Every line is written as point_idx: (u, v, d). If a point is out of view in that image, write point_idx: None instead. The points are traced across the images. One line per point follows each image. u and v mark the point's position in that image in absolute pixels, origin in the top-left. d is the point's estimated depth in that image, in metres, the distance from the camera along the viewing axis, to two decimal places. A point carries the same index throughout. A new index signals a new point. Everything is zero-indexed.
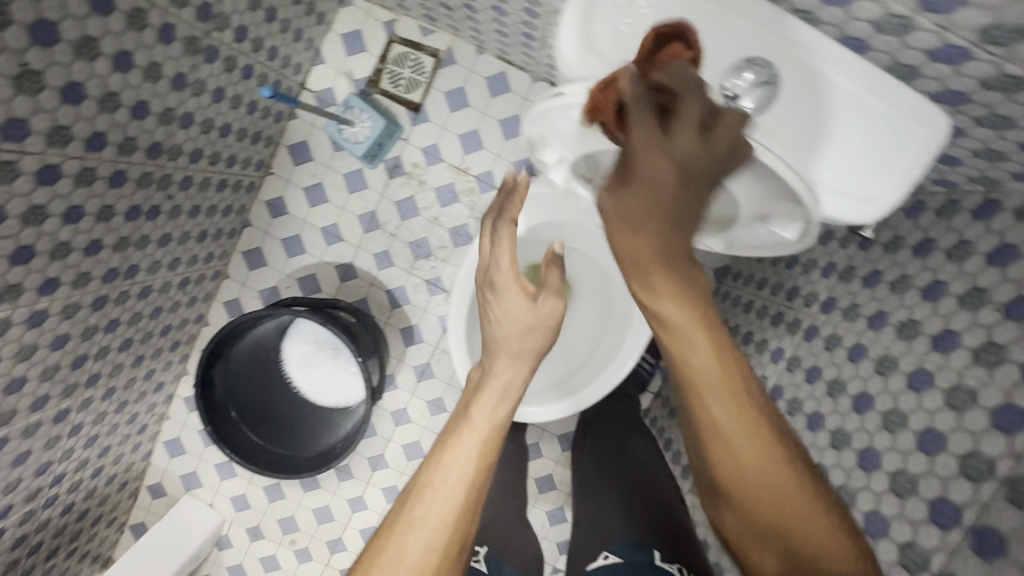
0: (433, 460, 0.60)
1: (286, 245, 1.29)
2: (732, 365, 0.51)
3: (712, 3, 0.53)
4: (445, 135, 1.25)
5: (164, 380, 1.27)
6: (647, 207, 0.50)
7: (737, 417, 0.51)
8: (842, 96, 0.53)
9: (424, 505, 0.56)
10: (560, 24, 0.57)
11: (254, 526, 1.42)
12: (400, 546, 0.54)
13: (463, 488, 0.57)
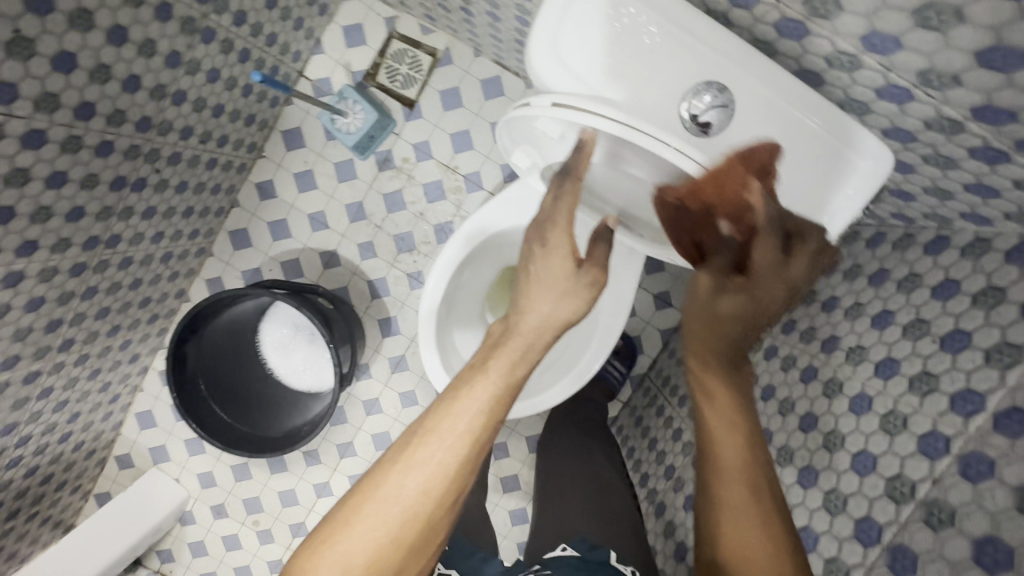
0: (438, 409, 0.56)
1: (272, 228, 1.31)
2: (757, 442, 0.57)
3: (672, 26, 0.55)
4: (437, 133, 1.27)
5: (140, 351, 1.28)
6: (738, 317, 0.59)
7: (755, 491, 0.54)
8: (806, 131, 0.56)
9: (423, 457, 0.54)
10: (531, 39, 0.60)
11: (219, 504, 1.43)
12: (392, 491, 0.53)
13: (467, 451, 0.54)
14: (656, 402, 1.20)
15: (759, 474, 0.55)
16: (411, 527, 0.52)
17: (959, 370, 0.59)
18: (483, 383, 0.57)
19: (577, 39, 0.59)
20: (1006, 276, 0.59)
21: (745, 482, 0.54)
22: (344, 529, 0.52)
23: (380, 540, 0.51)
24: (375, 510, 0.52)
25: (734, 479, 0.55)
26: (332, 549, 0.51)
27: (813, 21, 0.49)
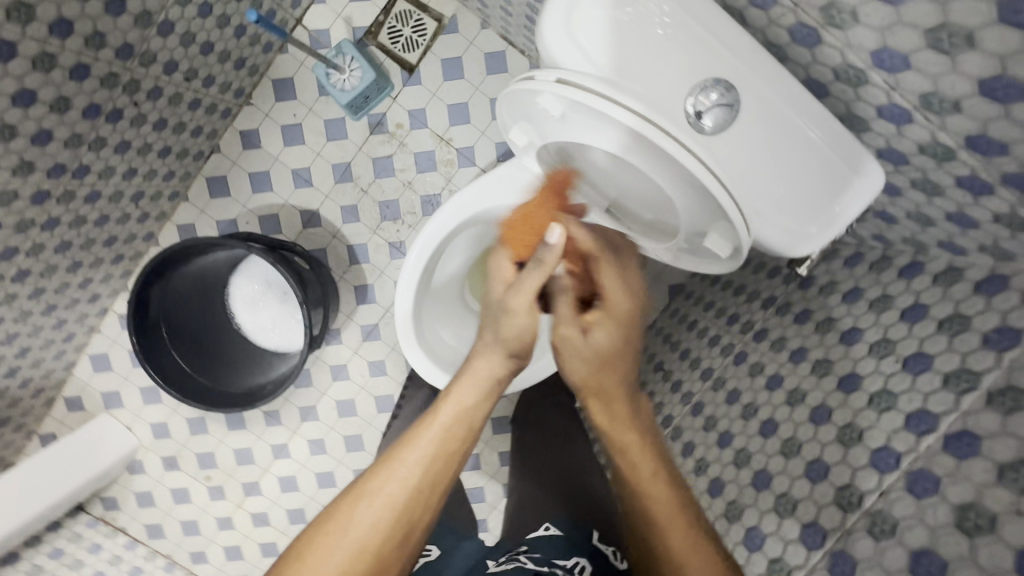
0: (383, 460, 0.63)
1: (252, 179, 1.26)
2: (657, 464, 0.66)
3: (691, 19, 0.54)
4: (434, 102, 1.24)
5: (101, 292, 1.23)
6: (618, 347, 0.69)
7: (670, 509, 0.63)
8: (807, 142, 0.56)
9: (368, 504, 0.60)
10: (545, 9, 0.58)
11: (171, 456, 1.40)
12: (336, 535, 0.59)
13: (405, 498, 0.61)
14: None
15: (674, 491, 0.65)
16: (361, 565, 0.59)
17: (917, 392, 0.61)
18: (423, 432, 0.64)
19: (593, 19, 0.57)
20: (974, 306, 0.62)
21: (665, 507, 0.63)
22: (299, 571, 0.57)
23: (337, 567, 0.58)
24: (332, 540, 0.59)
25: (659, 515, 0.63)
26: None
27: (828, 29, 0.49)
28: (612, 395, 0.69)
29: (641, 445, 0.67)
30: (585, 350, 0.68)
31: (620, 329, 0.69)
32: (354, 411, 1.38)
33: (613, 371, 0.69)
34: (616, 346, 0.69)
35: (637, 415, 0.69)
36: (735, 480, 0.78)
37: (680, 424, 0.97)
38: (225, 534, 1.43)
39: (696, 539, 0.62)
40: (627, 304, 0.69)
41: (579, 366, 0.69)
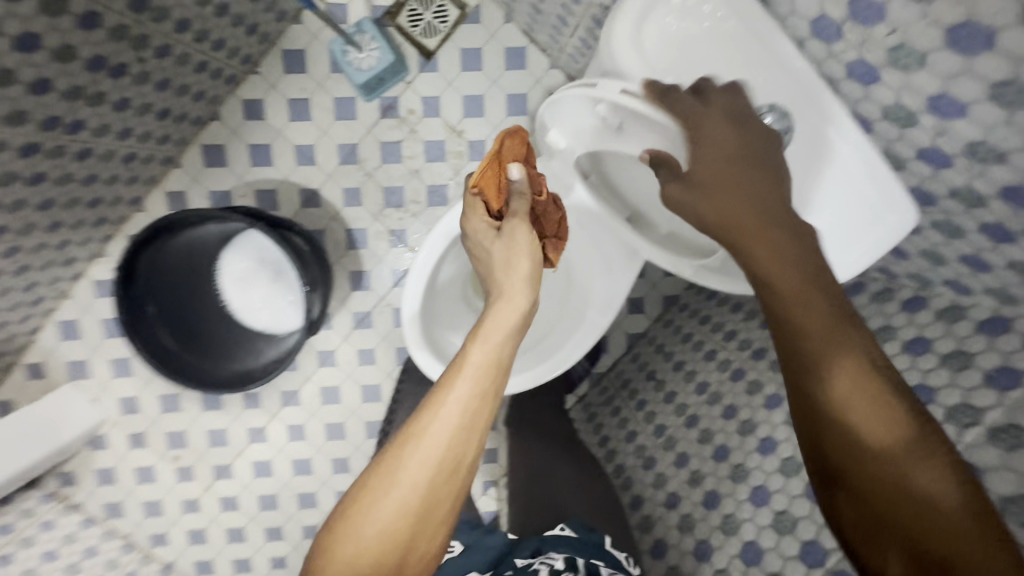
0: (426, 405, 0.59)
1: (251, 151, 1.21)
2: (817, 296, 0.50)
3: (755, 43, 0.55)
4: (450, 92, 1.22)
5: (78, 256, 1.16)
6: (732, 166, 0.54)
7: (833, 352, 0.49)
8: (847, 175, 0.57)
9: (415, 454, 0.56)
10: (617, 15, 0.59)
11: (138, 433, 1.33)
12: (384, 488, 0.56)
13: (446, 445, 0.57)
14: (613, 402, 1.23)
15: (840, 336, 0.49)
16: (417, 511, 0.56)
17: None
18: (460, 376, 0.59)
19: (660, 34, 0.59)
20: (975, 344, 0.65)
21: (826, 353, 0.49)
22: (352, 529, 0.55)
23: (402, 507, 0.56)
24: (393, 483, 0.56)
25: (820, 361, 0.49)
26: (364, 519, 0.56)
27: (889, 70, 0.49)
28: (759, 228, 0.53)
29: (797, 279, 0.51)
30: (705, 177, 0.55)
31: (740, 154, 0.54)
32: (339, 399, 1.35)
33: (750, 201, 0.53)
34: (748, 163, 0.54)
35: (799, 243, 0.52)
36: (732, 494, 0.82)
37: (674, 433, 0.99)
38: (191, 516, 1.38)
39: (860, 386, 0.48)
40: (733, 147, 0.54)
41: (706, 205, 0.55)
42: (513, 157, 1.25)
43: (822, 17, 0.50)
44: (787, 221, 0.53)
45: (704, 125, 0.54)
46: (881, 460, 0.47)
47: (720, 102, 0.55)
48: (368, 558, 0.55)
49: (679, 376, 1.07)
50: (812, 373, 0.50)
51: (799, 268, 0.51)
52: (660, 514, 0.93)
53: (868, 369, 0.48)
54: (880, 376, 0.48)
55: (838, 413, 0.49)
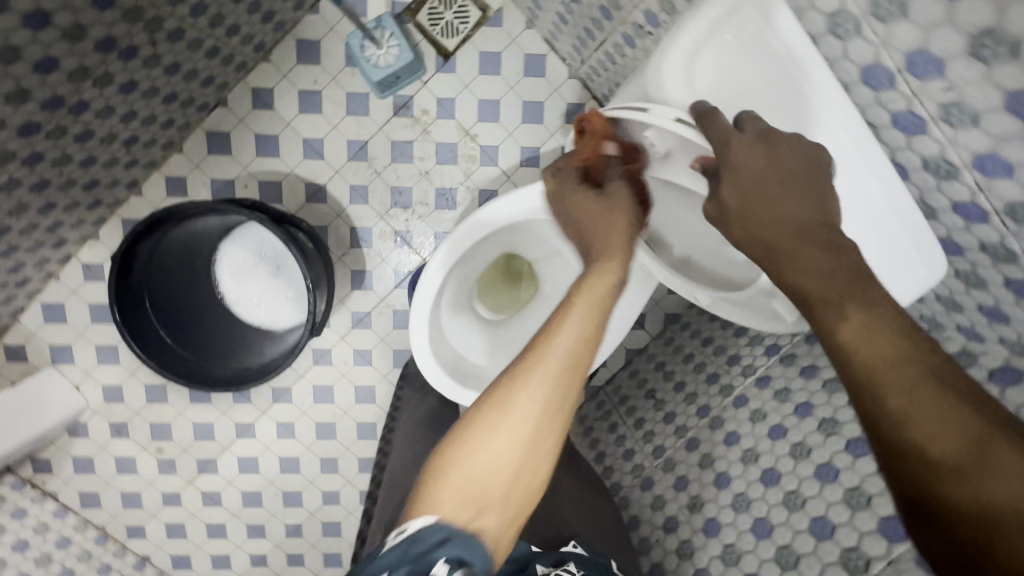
0: (536, 347, 0.54)
1: (257, 141, 1.17)
2: (864, 306, 0.45)
3: (805, 84, 0.53)
4: (466, 94, 1.20)
5: (68, 238, 1.11)
6: (766, 190, 0.52)
7: (891, 361, 0.43)
8: (882, 220, 0.57)
9: (528, 388, 0.52)
10: (672, 41, 0.57)
11: (121, 422, 1.29)
12: (496, 421, 0.52)
13: (558, 382, 0.52)
14: (610, 417, 1.23)
15: (896, 342, 0.44)
16: (527, 448, 0.52)
17: None
18: (571, 313, 0.55)
19: (712, 68, 0.58)
20: None
21: (881, 360, 0.44)
22: (460, 463, 0.51)
23: (517, 445, 0.51)
24: (505, 419, 0.51)
25: (879, 369, 0.44)
26: (470, 458, 0.51)
27: (938, 124, 0.48)
28: (788, 245, 0.50)
29: (840, 289, 0.46)
30: (731, 206, 0.54)
31: (765, 179, 0.52)
32: (332, 398, 1.32)
33: (785, 220, 0.50)
34: (776, 179, 0.51)
35: (843, 258, 0.48)
36: (733, 523, 0.82)
37: (673, 455, 0.99)
38: (170, 510, 1.34)
39: (923, 393, 0.42)
40: (766, 167, 0.52)
41: (738, 233, 0.54)
42: (525, 165, 1.23)
43: (873, 64, 0.50)
44: (828, 237, 0.49)
45: (736, 151, 0.53)
46: (961, 474, 0.40)
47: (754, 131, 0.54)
48: (479, 493, 0.50)
49: (679, 397, 1.06)
50: (876, 380, 0.44)
51: (840, 278, 0.47)
52: (657, 538, 0.93)
53: (933, 372, 0.43)
54: (947, 380, 0.42)
55: (903, 422, 0.42)
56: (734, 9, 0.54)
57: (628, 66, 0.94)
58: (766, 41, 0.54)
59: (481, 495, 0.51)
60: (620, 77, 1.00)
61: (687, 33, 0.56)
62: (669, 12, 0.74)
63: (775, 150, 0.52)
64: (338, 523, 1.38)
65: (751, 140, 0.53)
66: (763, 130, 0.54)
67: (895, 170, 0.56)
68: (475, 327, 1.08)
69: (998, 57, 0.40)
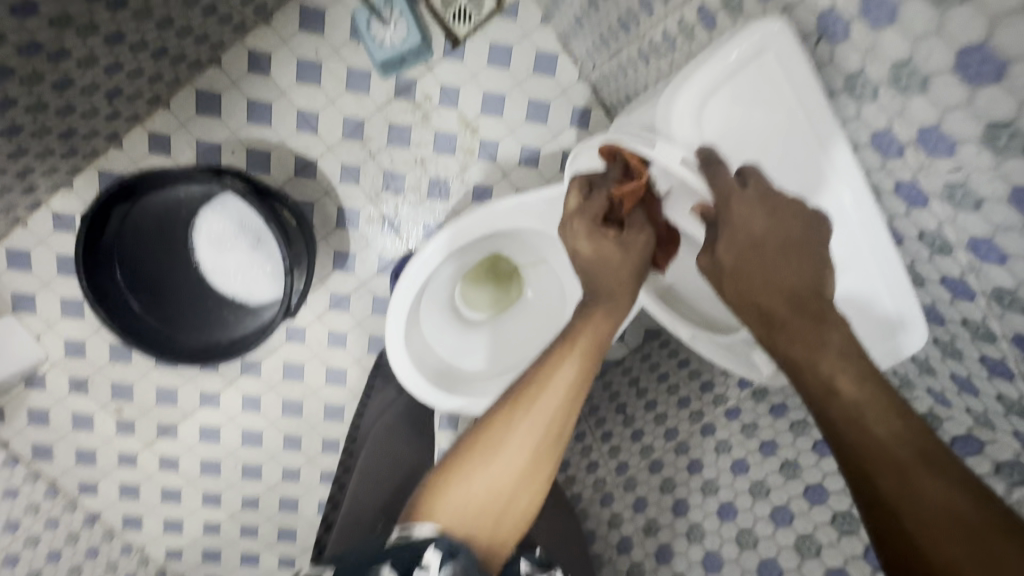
0: (533, 382, 0.64)
1: (250, 107, 1.13)
2: (857, 379, 0.46)
3: (813, 145, 0.52)
4: (471, 84, 1.16)
5: (39, 185, 1.06)
6: (759, 248, 0.52)
7: (880, 439, 0.44)
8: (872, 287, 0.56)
9: (527, 417, 0.62)
10: (689, 79, 0.54)
11: (81, 378, 1.26)
12: (496, 445, 0.61)
13: (555, 414, 0.62)
14: (578, 426, 1.23)
15: (885, 417, 0.45)
16: (526, 470, 0.61)
17: None
18: (566, 358, 0.65)
19: (726, 113, 0.55)
20: None
21: (875, 438, 0.44)
22: (460, 482, 0.59)
23: (515, 467, 0.60)
24: (508, 448, 0.61)
25: (877, 446, 0.44)
26: (468, 478, 0.59)
27: (941, 201, 0.48)
28: (785, 315, 0.50)
29: (835, 365, 0.47)
30: (727, 266, 0.54)
31: (762, 244, 0.52)
32: (302, 376, 1.30)
33: (781, 287, 0.51)
34: (775, 241, 0.52)
35: (835, 330, 0.48)
36: (686, 552, 0.83)
37: (635, 474, 0.99)
38: (125, 470, 1.32)
39: (916, 471, 0.43)
40: (768, 230, 0.52)
41: (730, 293, 0.54)
42: (523, 165, 1.21)
43: (886, 130, 0.49)
44: (822, 307, 0.50)
45: (737, 210, 0.53)
46: (956, 550, 0.40)
47: (755, 190, 0.54)
48: (478, 508, 0.58)
49: (649, 416, 1.07)
50: (872, 459, 0.44)
51: (833, 351, 0.48)
52: (611, 556, 0.95)
53: (925, 448, 0.43)
54: (935, 458, 0.43)
55: (903, 497, 0.43)
56: (756, 54, 0.52)
57: (639, 81, 0.92)
58: (782, 91, 0.52)
59: (478, 510, 0.58)
60: (630, 89, 0.98)
61: (706, 72, 0.53)
62: (687, 37, 0.72)
63: (776, 213, 0.53)
64: (297, 500, 1.37)
65: (750, 201, 0.53)
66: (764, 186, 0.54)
67: (891, 240, 0.54)
68: (452, 325, 1.06)
69: (1011, 149, 0.40)
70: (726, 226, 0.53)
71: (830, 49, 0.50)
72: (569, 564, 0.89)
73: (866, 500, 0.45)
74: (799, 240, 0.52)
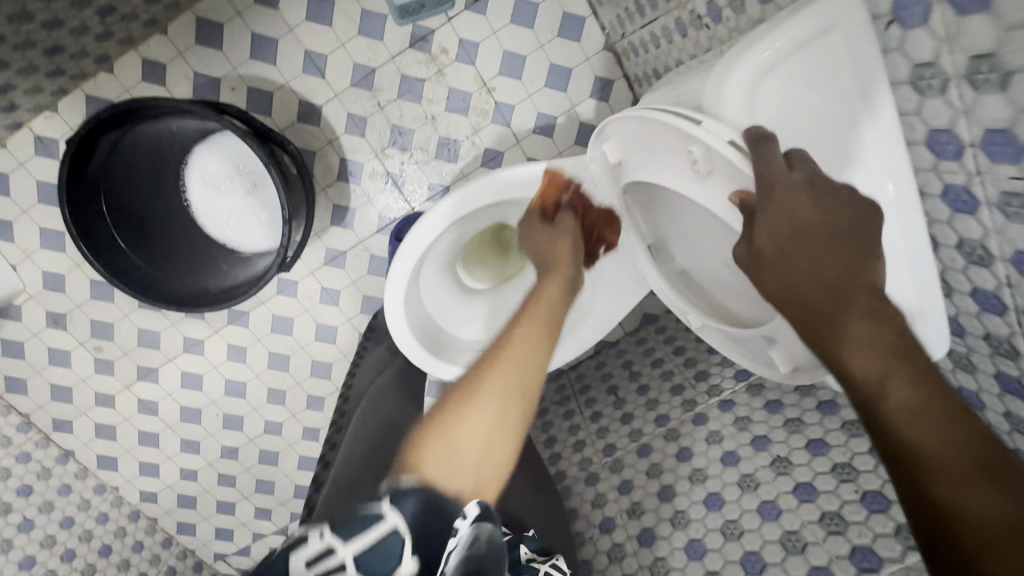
0: (497, 347, 0.59)
1: (254, 42, 1.06)
2: (906, 382, 0.43)
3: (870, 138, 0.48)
4: (492, 42, 1.10)
5: (21, 104, 0.99)
6: (802, 241, 0.47)
7: (927, 444, 0.41)
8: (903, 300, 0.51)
9: (499, 373, 0.55)
10: (748, 56, 0.51)
11: (59, 313, 1.21)
12: (472, 394, 0.52)
13: (524, 368, 0.57)
14: (568, 403, 1.22)
15: (938, 422, 0.41)
16: (499, 417, 0.52)
17: (868, 528, 0.68)
18: (521, 325, 0.62)
19: (780, 93, 0.51)
20: None
21: (919, 443, 0.42)
22: (437, 431, 0.49)
23: (493, 414, 0.52)
24: (483, 400, 0.52)
25: (926, 454, 0.41)
26: (444, 427, 0.49)
27: (991, 210, 0.45)
28: (827, 307, 0.46)
29: (883, 368, 0.43)
30: (768, 261, 0.49)
31: (802, 238, 0.47)
32: (290, 331, 1.27)
33: (821, 281, 0.46)
34: (826, 232, 0.47)
35: (880, 330, 0.44)
36: (668, 538, 0.84)
37: (622, 457, 0.99)
38: (101, 411, 1.28)
39: (974, 483, 0.40)
40: (815, 221, 0.47)
41: (767, 284, 0.50)
42: (537, 133, 1.16)
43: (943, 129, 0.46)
44: (873, 304, 0.45)
45: (783, 198, 0.47)
46: (1011, 568, 0.38)
47: (803, 179, 0.48)
48: (464, 449, 0.49)
49: (640, 400, 1.06)
50: (925, 464, 0.41)
51: (879, 352, 0.44)
52: (592, 535, 0.96)
53: (983, 460, 0.40)
54: (992, 468, 0.40)
55: (956, 508, 0.40)
56: (823, 32, 0.49)
57: (672, 55, 0.87)
58: (845, 74, 0.48)
59: (467, 447, 0.49)
60: (659, 63, 0.93)
61: (767, 46, 0.50)
62: (733, 9, 0.67)
63: (828, 201, 0.47)
64: (277, 453, 1.36)
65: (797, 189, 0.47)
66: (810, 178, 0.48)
67: (930, 246, 0.51)
68: (452, 292, 1.04)
69: None
70: (768, 213, 0.48)
71: (900, 34, 0.45)
72: (552, 540, 0.88)
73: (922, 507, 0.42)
74: (847, 230, 0.47)
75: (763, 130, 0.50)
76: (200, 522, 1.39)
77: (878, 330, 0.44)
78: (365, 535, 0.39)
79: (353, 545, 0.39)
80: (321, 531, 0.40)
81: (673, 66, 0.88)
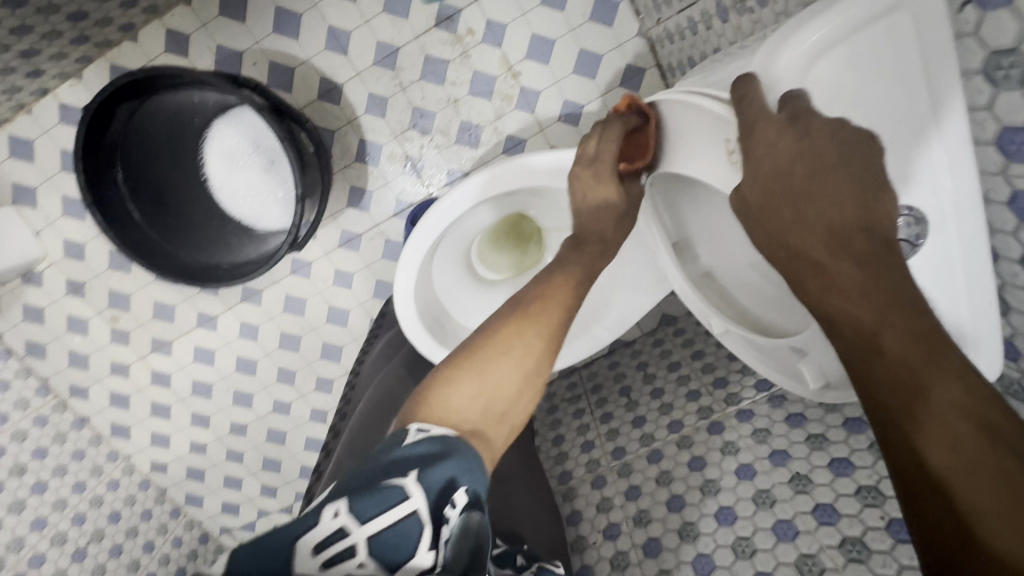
0: (532, 306, 0.62)
1: (277, 16, 1.04)
2: (900, 333, 0.35)
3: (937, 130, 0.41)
4: (520, 23, 1.06)
5: (44, 70, 0.99)
6: (810, 183, 0.41)
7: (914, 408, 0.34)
8: (961, 320, 0.46)
9: (529, 328, 0.60)
10: (798, 34, 0.44)
11: (79, 281, 1.22)
12: (504, 348, 0.58)
13: (554, 326, 0.61)
14: (578, 402, 1.18)
15: (940, 387, 0.33)
16: (530, 369, 0.58)
17: (893, 558, 0.63)
18: (548, 296, 0.64)
19: (834, 80, 0.44)
20: None
21: (906, 398, 0.34)
22: (476, 375, 0.54)
23: (523, 367, 0.58)
24: (515, 354, 0.58)
25: (907, 412, 0.34)
26: (480, 373, 0.55)
27: None
28: (823, 258, 0.39)
29: (876, 318, 0.36)
30: (754, 209, 0.45)
31: (790, 173, 0.42)
32: (303, 311, 1.26)
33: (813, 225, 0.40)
34: (836, 173, 0.40)
35: (877, 276, 0.37)
36: (675, 550, 0.80)
37: (632, 461, 0.95)
38: (116, 379, 1.30)
39: (967, 447, 0.31)
40: (827, 164, 0.40)
41: (759, 240, 0.45)
42: (562, 121, 1.12)
43: (1018, 128, 0.40)
44: (877, 248, 0.37)
45: (760, 137, 0.43)
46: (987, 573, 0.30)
47: (823, 138, 0.41)
48: (493, 396, 0.54)
49: (653, 404, 1.01)
50: (909, 414, 0.34)
51: (878, 296, 0.36)
52: (594, 541, 0.91)
53: (1000, 455, 0.30)
54: (1010, 471, 0.30)
55: (936, 489, 0.32)
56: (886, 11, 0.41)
57: (710, 42, 0.82)
58: (910, 60, 0.41)
59: (496, 397, 0.54)
60: (696, 51, 0.88)
61: (814, 29, 0.43)
62: None
63: (846, 148, 0.40)
64: (284, 432, 1.36)
65: (795, 135, 0.42)
66: (833, 126, 0.41)
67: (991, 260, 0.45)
68: (465, 281, 1.01)
69: None
70: (755, 158, 0.44)
71: (977, 17, 0.40)
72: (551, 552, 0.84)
73: (902, 477, 0.34)
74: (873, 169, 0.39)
75: (802, 101, 0.43)
76: (207, 495, 1.40)
77: (882, 271, 0.37)
78: (380, 518, 0.38)
79: (367, 527, 0.38)
80: (336, 508, 0.39)
81: (711, 54, 0.83)
